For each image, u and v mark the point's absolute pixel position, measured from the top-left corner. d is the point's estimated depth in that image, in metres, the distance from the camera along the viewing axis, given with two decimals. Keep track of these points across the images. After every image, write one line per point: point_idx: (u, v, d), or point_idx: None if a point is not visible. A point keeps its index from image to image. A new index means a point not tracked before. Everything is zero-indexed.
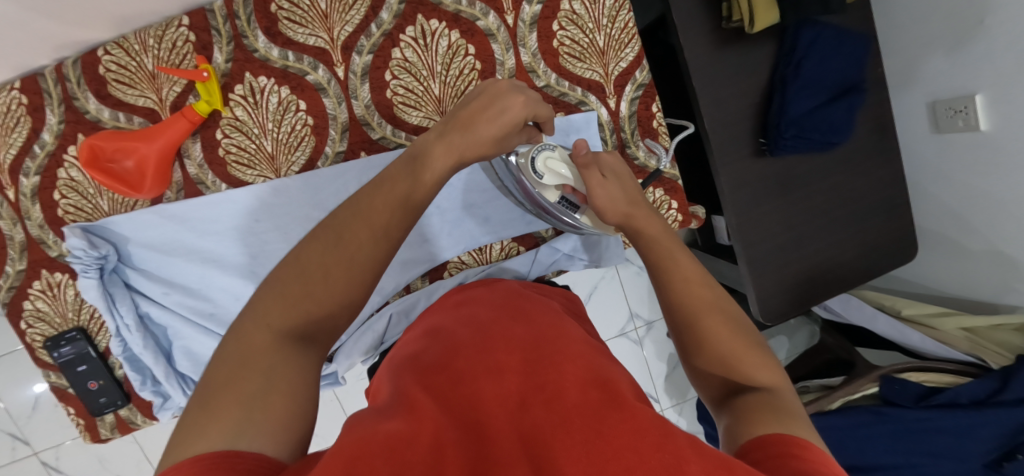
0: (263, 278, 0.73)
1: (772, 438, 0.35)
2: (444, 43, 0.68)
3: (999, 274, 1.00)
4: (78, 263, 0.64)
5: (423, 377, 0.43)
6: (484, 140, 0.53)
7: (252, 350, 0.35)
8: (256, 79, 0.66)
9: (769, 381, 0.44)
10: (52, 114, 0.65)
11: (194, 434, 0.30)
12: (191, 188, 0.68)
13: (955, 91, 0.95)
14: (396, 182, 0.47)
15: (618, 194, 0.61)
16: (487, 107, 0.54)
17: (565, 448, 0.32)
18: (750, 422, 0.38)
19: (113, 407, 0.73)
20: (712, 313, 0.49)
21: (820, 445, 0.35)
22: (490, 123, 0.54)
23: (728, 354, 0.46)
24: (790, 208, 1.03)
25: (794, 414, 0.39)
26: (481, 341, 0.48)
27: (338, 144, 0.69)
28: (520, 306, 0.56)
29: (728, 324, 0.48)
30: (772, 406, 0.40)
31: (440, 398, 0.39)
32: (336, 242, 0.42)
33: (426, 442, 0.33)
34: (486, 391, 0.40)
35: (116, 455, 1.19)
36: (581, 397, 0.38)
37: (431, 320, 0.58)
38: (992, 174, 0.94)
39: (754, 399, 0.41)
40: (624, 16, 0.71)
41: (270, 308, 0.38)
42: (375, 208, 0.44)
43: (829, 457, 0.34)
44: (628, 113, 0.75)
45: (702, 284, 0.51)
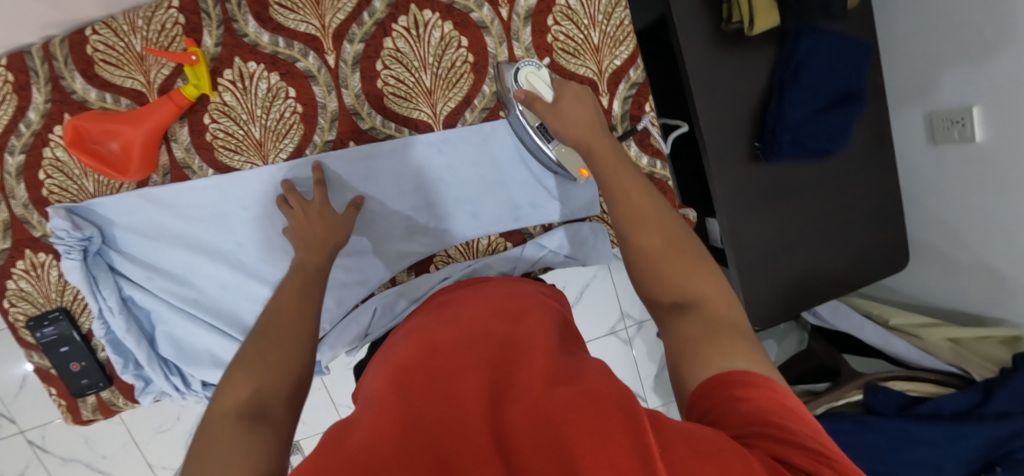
0: (248, 266, 0.73)
1: (716, 382, 0.36)
2: (437, 34, 0.67)
3: (988, 288, 1.00)
4: (61, 244, 0.64)
5: (401, 377, 0.43)
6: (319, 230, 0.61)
7: (206, 438, 0.35)
8: (246, 64, 0.65)
9: (702, 291, 0.45)
10: (38, 93, 0.64)
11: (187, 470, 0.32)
12: (178, 172, 0.68)
13: (953, 102, 0.95)
14: (310, 254, 0.59)
15: (589, 122, 0.59)
16: (308, 214, 0.63)
17: (536, 443, 0.33)
18: (691, 350, 0.40)
19: (96, 389, 0.73)
20: (647, 227, 0.50)
21: (765, 372, 0.37)
22: (315, 220, 0.62)
23: (663, 265, 0.48)
24: (781, 213, 1.03)
25: (723, 329, 0.41)
26: (459, 340, 0.48)
27: (327, 132, 0.69)
28: (502, 305, 0.56)
29: (661, 238, 0.49)
30: (705, 326, 0.42)
31: (414, 396, 0.39)
32: (264, 341, 0.45)
33: (396, 445, 0.33)
34: (463, 387, 0.40)
35: (102, 436, 1.20)
36: (551, 385, 0.38)
37: (416, 321, 0.59)
38: (986, 187, 0.94)
39: (689, 316, 0.43)
40: (620, 14, 0.70)
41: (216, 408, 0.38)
42: (293, 287, 0.53)
43: (772, 385, 0.35)
44: (621, 112, 0.74)
45: (644, 197, 0.53)
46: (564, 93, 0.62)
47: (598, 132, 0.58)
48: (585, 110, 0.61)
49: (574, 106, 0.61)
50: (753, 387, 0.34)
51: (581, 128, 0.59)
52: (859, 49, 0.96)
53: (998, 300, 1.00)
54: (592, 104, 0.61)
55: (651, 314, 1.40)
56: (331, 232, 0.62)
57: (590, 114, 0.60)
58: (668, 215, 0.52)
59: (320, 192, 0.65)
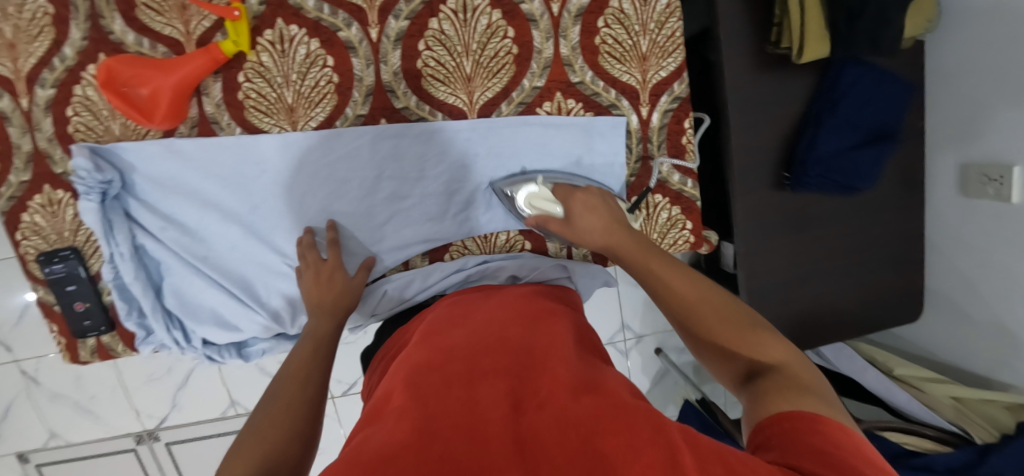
0: (262, 231, 0.71)
1: (789, 414, 0.37)
2: (484, 21, 0.65)
3: (1002, 351, 0.98)
4: (81, 184, 0.63)
5: (422, 379, 0.43)
6: (329, 295, 0.65)
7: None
8: (288, 27, 0.64)
9: (775, 357, 0.45)
10: (76, 29, 0.64)
11: None
12: (205, 126, 0.67)
13: (992, 157, 0.89)
14: (321, 318, 0.63)
15: (607, 221, 0.64)
16: (319, 276, 0.66)
17: (557, 452, 0.32)
18: (766, 401, 0.40)
19: (96, 332, 0.73)
20: (700, 303, 0.53)
21: (835, 418, 0.37)
22: (327, 286, 0.66)
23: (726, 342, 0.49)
24: (799, 246, 1.01)
25: (805, 390, 0.40)
26: (475, 346, 0.48)
27: (359, 107, 0.67)
28: (517, 312, 0.56)
29: (714, 310, 0.52)
30: (785, 385, 0.41)
31: (431, 400, 0.39)
32: (276, 408, 0.50)
33: (413, 449, 0.32)
34: (482, 394, 0.39)
35: (94, 377, 1.29)
36: (567, 396, 0.38)
37: (431, 321, 0.59)
38: (1016, 250, 0.90)
39: (765, 380, 0.43)
40: (673, 24, 0.67)
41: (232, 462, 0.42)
42: (305, 351, 0.59)
43: (845, 430, 0.35)
44: (659, 125, 0.71)
45: (686, 278, 0.56)
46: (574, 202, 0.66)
47: (620, 233, 0.62)
48: (599, 216, 0.64)
49: (589, 215, 0.65)
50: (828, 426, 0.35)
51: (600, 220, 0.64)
52: (907, 91, 0.93)
53: (1008, 364, 0.97)
54: (602, 204, 0.65)
55: (652, 329, 1.39)
56: (340, 299, 0.66)
57: (603, 216, 0.64)
58: (715, 291, 0.54)
59: (334, 252, 0.68)
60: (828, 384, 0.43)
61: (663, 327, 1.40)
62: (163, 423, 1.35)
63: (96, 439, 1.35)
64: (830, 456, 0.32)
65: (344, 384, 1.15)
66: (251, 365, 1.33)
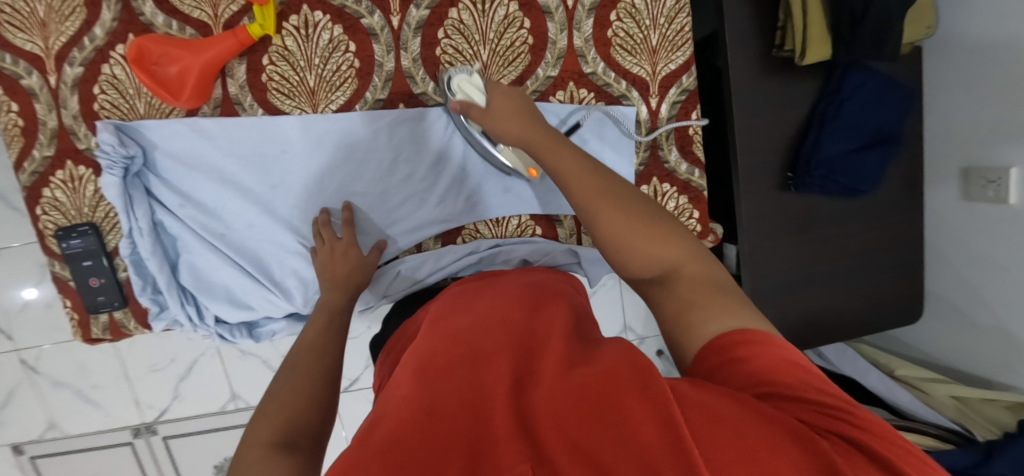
0: (280, 211, 0.72)
1: (722, 341, 0.40)
2: (501, 12, 0.68)
3: (1003, 353, 0.99)
4: (105, 158, 0.65)
5: (427, 363, 0.43)
6: (342, 270, 0.66)
7: (246, 465, 0.38)
8: (313, 13, 0.66)
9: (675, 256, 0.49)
10: (108, 10, 0.66)
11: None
12: (228, 107, 0.69)
13: (992, 161, 0.92)
14: (334, 291, 0.64)
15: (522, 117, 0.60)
16: (335, 252, 0.68)
17: (564, 441, 0.34)
18: (688, 318, 0.44)
19: (110, 308, 0.74)
20: (608, 204, 0.51)
21: (753, 326, 0.41)
22: (342, 262, 0.67)
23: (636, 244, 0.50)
24: (802, 245, 1.03)
25: (714, 295, 0.45)
26: (478, 325, 0.47)
27: (379, 91, 0.69)
28: (518, 289, 0.57)
29: (621, 212, 0.51)
30: (697, 294, 0.46)
31: (439, 385, 0.40)
32: (295, 374, 0.51)
33: (426, 444, 0.34)
34: (488, 378, 0.40)
35: (96, 366, 1.29)
36: (568, 375, 0.39)
37: (438, 307, 0.60)
38: (1015, 251, 0.92)
39: (678, 291, 0.47)
40: (682, 20, 0.70)
41: (255, 430, 0.43)
42: (321, 322, 0.60)
43: (764, 335, 0.40)
44: (667, 116, 0.73)
45: (592, 177, 0.53)
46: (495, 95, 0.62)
47: (533, 126, 0.58)
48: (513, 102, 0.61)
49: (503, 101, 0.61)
50: (751, 343, 0.39)
51: (517, 123, 0.59)
52: (906, 95, 0.96)
53: (1010, 366, 0.98)
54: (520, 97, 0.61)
55: (654, 331, 1.40)
56: (353, 273, 0.67)
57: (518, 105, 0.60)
58: (621, 189, 0.53)
59: (349, 231, 0.70)
60: (722, 273, 0.49)
61: None
62: (163, 415, 1.35)
63: (95, 431, 1.34)
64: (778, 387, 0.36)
65: (347, 379, 1.15)
66: (253, 358, 1.34)
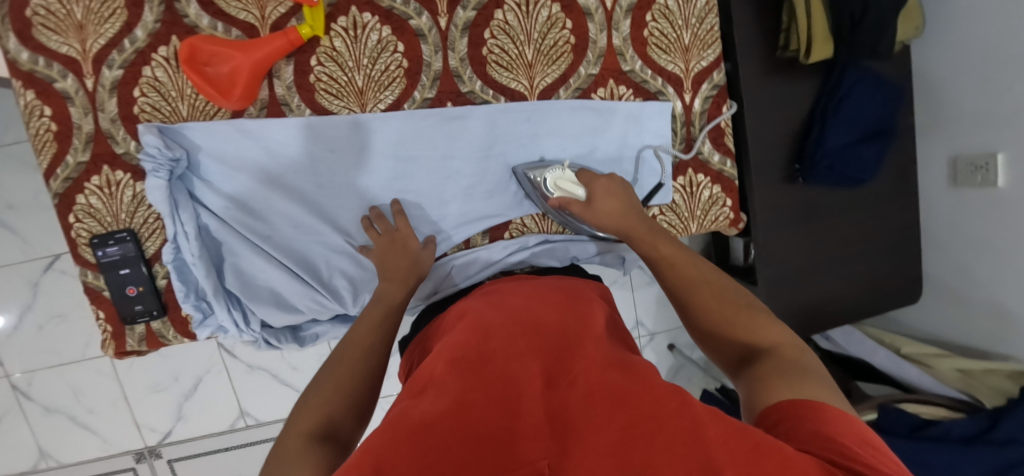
0: (328, 211, 0.73)
1: (790, 403, 0.39)
2: (545, 13, 0.70)
3: (996, 326, 1.06)
4: (150, 161, 0.63)
5: (461, 352, 0.45)
6: (401, 262, 0.68)
7: (290, 445, 0.41)
8: (361, 14, 0.67)
9: (771, 340, 0.50)
10: (150, 12, 0.65)
11: (278, 454, 0.41)
12: (275, 108, 0.68)
13: (979, 148, 1.00)
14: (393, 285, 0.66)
15: (622, 210, 0.69)
16: (393, 243, 0.70)
17: (590, 442, 0.35)
18: (765, 386, 0.44)
19: (148, 317, 0.71)
20: (704, 289, 0.59)
21: (831, 402, 0.39)
22: (399, 255, 0.69)
23: (728, 326, 0.54)
24: (812, 233, 1.10)
25: (800, 373, 0.44)
26: (513, 324, 0.49)
27: (427, 90, 0.70)
28: (551, 293, 0.59)
29: (716, 297, 0.57)
30: (780, 368, 0.45)
31: (469, 372, 0.41)
32: (341, 367, 0.54)
33: (458, 425, 0.35)
34: (517, 372, 0.42)
35: (93, 389, 1.23)
36: (598, 377, 0.40)
37: (470, 303, 0.62)
38: (1004, 230, 1.00)
39: (760, 365, 0.47)
40: (712, 20, 0.74)
41: (302, 415, 0.46)
42: (373, 318, 0.62)
43: (842, 413, 0.38)
44: (700, 110, 0.77)
45: (691, 265, 0.62)
46: (595, 188, 0.70)
47: (631, 217, 0.68)
48: (617, 203, 0.69)
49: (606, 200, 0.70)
50: (821, 413, 0.37)
51: (615, 215, 0.69)
52: (898, 92, 1.04)
53: (1005, 338, 1.05)
54: (621, 192, 0.69)
55: (665, 326, 1.43)
56: (411, 267, 0.69)
57: (621, 202, 0.69)
58: (717, 277, 0.60)
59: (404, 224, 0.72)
60: (819, 363, 0.47)
61: (675, 324, 1.44)
62: (166, 437, 1.30)
63: (92, 458, 1.28)
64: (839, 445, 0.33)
65: None
66: (263, 372, 1.29)
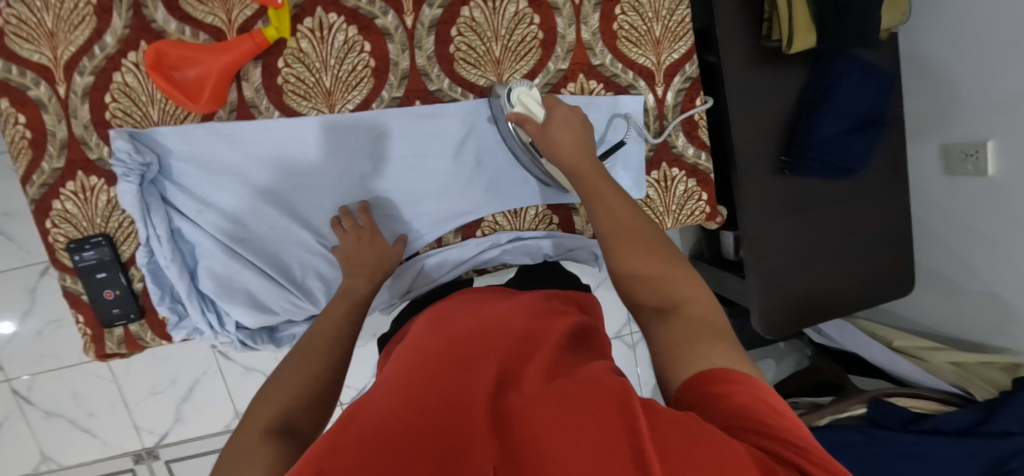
0: (300, 212, 0.73)
1: (705, 377, 0.39)
2: (512, 9, 0.70)
3: (992, 317, 1.03)
4: (120, 166, 0.64)
5: (420, 361, 0.44)
6: (369, 258, 0.68)
7: (245, 442, 0.41)
8: (327, 15, 0.67)
9: (683, 296, 0.49)
10: (118, 18, 0.66)
11: (232, 451, 0.40)
12: (244, 110, 0.69)
13: (969, 136, 0.98)
14: (360, 277, 0.66)
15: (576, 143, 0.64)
16: (360, 239, 0.69)
17: (534, 440, 0.32)
18: (677, 353, 0.43)
19: (126, 320, 0.72)
20: (633, 237, 0.55)
21: (742, 372, 0.40)
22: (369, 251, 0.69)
23: (647, 274, 0.52)
24: (802, 226, 1.08)
25: (709, 337, 0.44)
26: (477, 332, 0.48)
27: (395, 89, 0.70)
28: (523, 302, 0.57)
29: (644, 245, 0.54)
30: (692, 331, 0.44)
31: (425, 378, 0.40)
32: (306, 357, 0.54)
33: (402, 426, 0.33)
34: (472, 375, 0.40)
35: (91, 392, 1.25)
36: (555, 379, 0.38)
37: (440, 312, 0.61)
38: (998, 219, 0.97)
39: (672, 325, 0.46)
40: (683, 11, 0.73)
41: (261, 406, 0.46)
42: (339, 310, 0.62)
43: (752, 382, 0.38)
44: (673, 104, 0.76)
45: (626, 210, 0.58)
46: (555, 113, 0.66)
47: (581, 152, 0.64)
48: (571, 134, 0.65)
49: (563, 130, 0.65)
50: (734, 383, 0.38)
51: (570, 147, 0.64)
52: (886, 80, 1.02)
53: (1000, 329, 1.02)
54: (580, 125, 0.66)
55: None
56: (379, 261, 0.69)
57: (576, 135, 0.65)
58: (647, 226, 0.57)
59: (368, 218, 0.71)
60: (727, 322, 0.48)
61: None
62: (164, 439, 1.32)
63: (92, 460, 1.31)
64: (757, 425, 0.34)
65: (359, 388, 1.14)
66: (257, 373, 1.31)
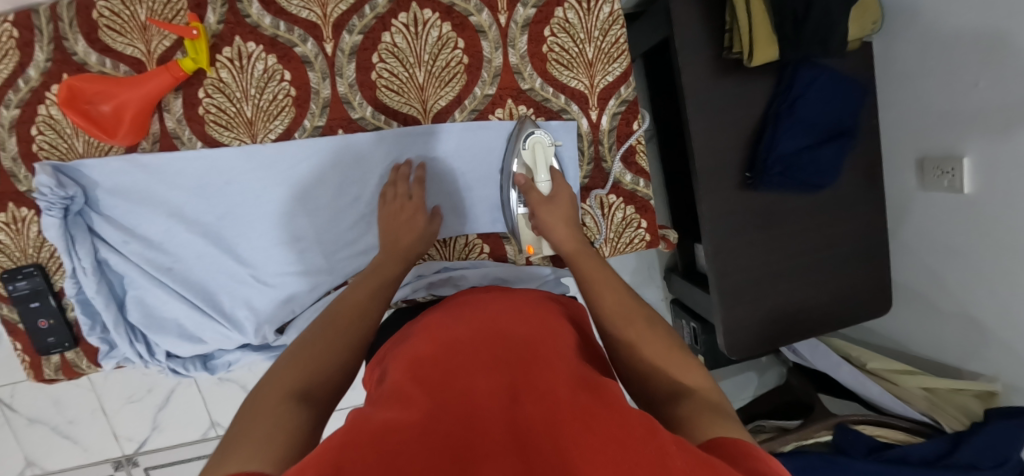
0: (227, 240, 0.73)
1: (737, 442, 0.35)
2: (435, 34, 0.68)
3: (968, 340, 0.98)
4: (43, 200, 0.64)
5: (417, 372, 0.42)
6: (412, 233, 0.67)
7: (263, 404, 0.39)
8: (245, 44, 0.66)
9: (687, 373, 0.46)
10: (40, 51, 0.66)
11: (253, 410, 0.39)
12: (166, 141, 0.68)
13: (945, 150, 0.92)
14: None
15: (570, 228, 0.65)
16: (403, 210, 0.69)
17: (552, 459, 0.30)
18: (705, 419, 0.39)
19: (60, 348, 0.74)
20: (632, 325, 0.52)
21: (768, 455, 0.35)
22: (409, 231, 0.67)
23: (648, 363, 0.48)
24: (769, 243, 1.03)
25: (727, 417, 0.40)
26: (477, 339, 0.46)
27: (317, 118, 0.69)
28: (524, 305, 0.55)
29: (644, 334, 0.51)
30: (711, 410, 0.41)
31: (435, 388, 0.39)
32: (333, 322, 0.52)
33: (416, 436, 0.32)
34: (481, 387, 0.38)
35: (72, 401, 1.29)
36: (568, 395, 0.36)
37: (438, 313, 0.59)
38: (974, 238, 0.91)
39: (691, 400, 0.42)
40: (617, 31, 0.70)
41: (280, 373, 0.44)
42: (372, 282, 0.60)
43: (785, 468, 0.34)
44: (608, 128, 0.74)
45: (623, 299, 0.55)
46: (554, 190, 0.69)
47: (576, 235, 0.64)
48: (567, 230, 0.66)
49: (560, 226, 0.66)
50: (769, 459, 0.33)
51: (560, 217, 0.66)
52: (857, 92, 0.96)
53: (975, 352, 0.97)
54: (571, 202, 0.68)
55: None
56: (415, 240, 0.68)
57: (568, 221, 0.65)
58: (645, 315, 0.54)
59: (421, 192, 0.70)
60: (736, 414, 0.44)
61: None
62: (142, 446, 1.35)
63: (75, 466, 1.34)
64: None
65: None
66: (231, 384, 1.33)
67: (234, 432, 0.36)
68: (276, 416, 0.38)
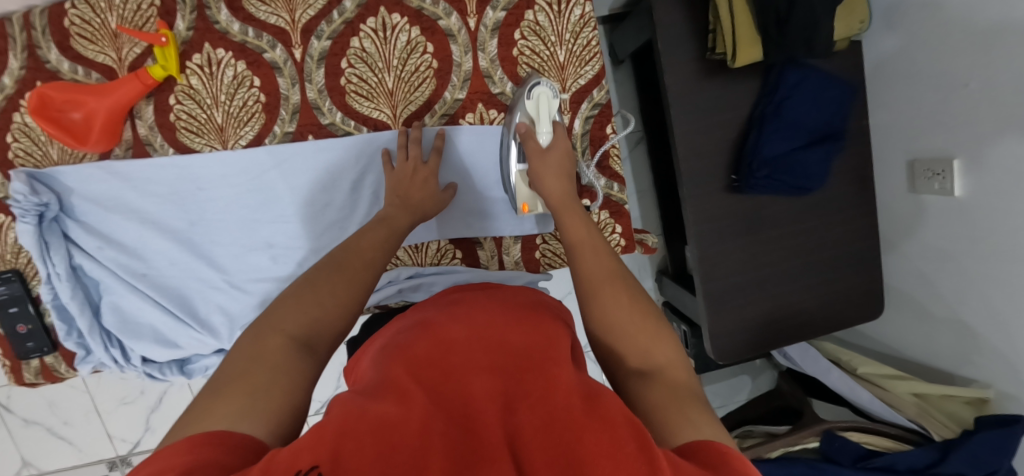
0: (200, 246, 0.73)
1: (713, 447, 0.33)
2: (404, 38, 0.67)
3: (961, 346, 0.95)
4: (17, 206, 0.65)
5: (399, 369, 0.38)
6: (422, 194, 0.65)
7: (263, 347, 0.40)
8: (215, 51, 0.66)
9: (660, 357, 0.44)
10: (14, 59, 0.67)
11: (252, 349, 0.40)
12: (139, 148, 0.69)
13: (935, 152, 0.90)
14: None
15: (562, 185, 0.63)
16: (414, 173, 0.66)
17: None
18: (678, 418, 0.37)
19: (39, 353, 0.74)
20: (608, 284, 0.51)
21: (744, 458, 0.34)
22: (420, 191, 0.65)
23: (618, 324, 0.47)
24: (756, 246, 1.01)
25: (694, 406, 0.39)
26: (471, 324, 0.43)
27: (287, 124, 0.69)
28: (528, 293, 0.52)
29: (620, 294, 0.50)
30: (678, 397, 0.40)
31: (430, 384, 0.36)
32: (344, 266, 0.51)
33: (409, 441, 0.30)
34: (478, 387, 0.36)
35: (66, 402, 1.31)
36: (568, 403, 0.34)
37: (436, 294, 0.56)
38: (966, 242, 0.89)
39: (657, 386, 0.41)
40: (589, 33, 0.70)
41: (284, 311, 0.45)
42: (377, 234, 0.58)
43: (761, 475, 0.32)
44: (582, 131, 0.73)
45: (606, 255, 0.55)
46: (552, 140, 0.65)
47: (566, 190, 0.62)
48: (557, 185, 0.63)
49: (553, 179, 0.63)
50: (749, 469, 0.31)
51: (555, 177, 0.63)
52: (845, 91, 0.94)
53: (968, 358, 0.95)
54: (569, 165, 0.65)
55: None
56: (426, 200, 0.66)
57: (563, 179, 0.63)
58: (625, 275, 0.53)
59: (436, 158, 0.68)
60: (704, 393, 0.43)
61: None
62: (136, 447, 1.36)
63: (71, 466, 1.36)
64: None
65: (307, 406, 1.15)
66: None
67: (232, 373, 0.37)
68: (267, 367, 0.38)
